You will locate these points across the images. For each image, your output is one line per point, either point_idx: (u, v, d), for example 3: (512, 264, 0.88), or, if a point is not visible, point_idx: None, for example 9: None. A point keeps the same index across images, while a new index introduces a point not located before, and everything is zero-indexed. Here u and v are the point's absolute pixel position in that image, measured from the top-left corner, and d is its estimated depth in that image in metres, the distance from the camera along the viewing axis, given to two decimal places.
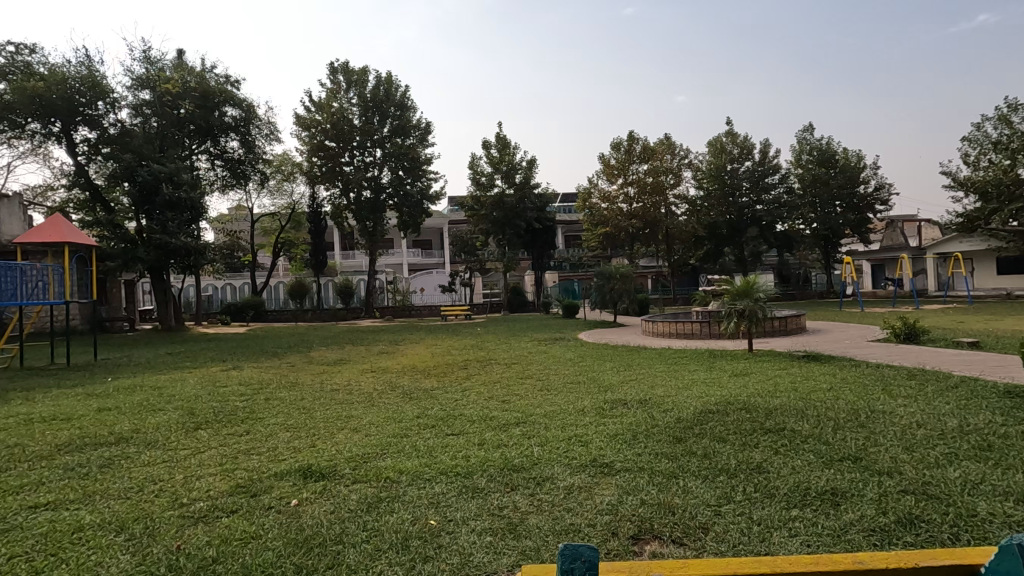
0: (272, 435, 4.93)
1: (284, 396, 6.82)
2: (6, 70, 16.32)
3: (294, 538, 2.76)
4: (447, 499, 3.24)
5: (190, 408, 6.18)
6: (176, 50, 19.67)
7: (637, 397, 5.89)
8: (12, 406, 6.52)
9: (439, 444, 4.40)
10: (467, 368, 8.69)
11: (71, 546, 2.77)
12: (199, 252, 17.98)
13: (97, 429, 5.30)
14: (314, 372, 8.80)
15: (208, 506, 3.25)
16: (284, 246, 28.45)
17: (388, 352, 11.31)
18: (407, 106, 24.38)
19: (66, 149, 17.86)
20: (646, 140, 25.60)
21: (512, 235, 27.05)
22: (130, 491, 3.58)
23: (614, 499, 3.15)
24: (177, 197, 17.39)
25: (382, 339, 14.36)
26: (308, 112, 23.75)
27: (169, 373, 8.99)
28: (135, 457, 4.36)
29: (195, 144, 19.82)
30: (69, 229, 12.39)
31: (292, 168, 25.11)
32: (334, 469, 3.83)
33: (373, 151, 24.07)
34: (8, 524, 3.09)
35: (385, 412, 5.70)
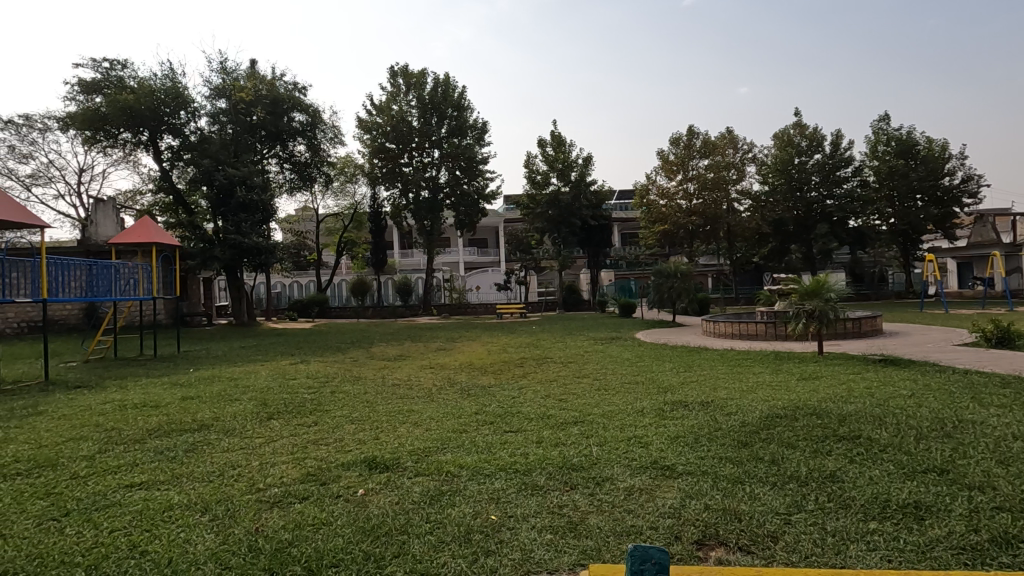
0: (339, 426, 5.14)
1: (349, 390, 7.08)
2: (102, 85, 17.80)
3: (363, 526, 2.87)
4: (507, 495, 3.27)
5: (263, 399, 6.55)
6: (249, 60, 20.83)
7: (699, 399, 5.73)
8: (108, 393, 7.13)
9: (499, 441, 4.46)
10: (523, 366, 8.72)
11: (161, 524, 3.00)
12: (270, 251, 18.93)
13: (181, 416, 5.71)
14: (376, 367, 9.08)
15: (282, 492, 3.44)
16: (347, 246, 29.54)
17: (446, 349, 11.53)
18: (464, 106, 24.72)
19: (152, 156, 19.26)
20: (706, 134, 24.87)
21: (567, 233, 26.92)
22: (212, 475, 3.84)
23: (676, 502, 3.08)
24: (250, 199, 18.46)
25: (439, 336, 14.65)
26: (369, 115, 24.58)
27: (243, 365, 9.55)
28: (215, 444, 4.66)
29: (266, 148, 20.87)
30: (155, 229, 13.35)
31: (355, 169, 26.02)
32: (398, 462, 3.95)
33: (431, 151, 24.58)
34: (108, 500, 3.39)
35: (444, 408, 5.81)
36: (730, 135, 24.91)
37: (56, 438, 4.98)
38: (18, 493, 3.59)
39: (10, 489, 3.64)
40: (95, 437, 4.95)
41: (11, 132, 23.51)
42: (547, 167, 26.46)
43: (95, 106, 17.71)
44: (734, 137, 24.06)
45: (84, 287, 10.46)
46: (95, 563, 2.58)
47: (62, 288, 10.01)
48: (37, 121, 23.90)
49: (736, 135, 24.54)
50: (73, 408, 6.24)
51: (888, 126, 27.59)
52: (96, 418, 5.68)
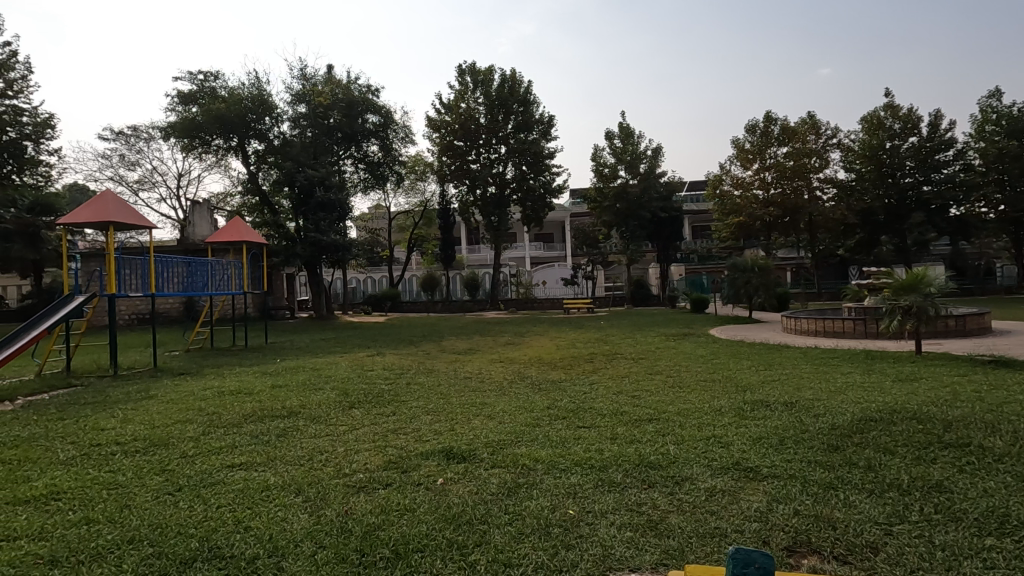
0: (416, 417, 5.31)
1: (423, 382, 7.30)
2: (197, 96, 19.26)
3: (445, 515, 2.96)
4: (584, 490, 3.27)
5: (344, 388, 6.89)
6: (326, 66, 21.87)
7: (782, 399, 5.46)
8: (207, 380, 7.77)
9: (572, 435, 4.45)
10: (593, 361, 8.67)
11: (261, 502, 3.23)
12: (346, 248, 19.84)
13: (272, 403, 6.11)
14: (448, 360, 9.33)
15: (367, 478, 3.60)
16: (418, 242, 30.45)
17: (515, 344, 11.59)
18: (530, 101, 24.75)
19: (241, 160, 20.61)
20: (785, 119, 23.60)
21: (635, 227, 26.30)
22: (303, 459, 4.08)
23: (763, 506, 2.95)
24: (328, 199, 19.46)
25: (508, 331, 14.75)
26: (439, 114, 25.10)
27: (326, 357, 10.09)
28: (303, 430, 4.96)
29: (342, 150, 21.80)
30: (245, 229, 14.27)
31: (425, 168, 26.73)
32: (474, 453, 4.04)
33: (497, 147, 24.76)
34: (215, 478, 3.70)
35: (517, 401, 5.87)
36: (812, 119, 23.55)
37: (167, 419, 5.48)
38: (139, 468, 3.99)
39: (132, 464, 4.05)
40: (199, 421, 5.39)
41: (122, 143, 25.99)
42: (614, 159, 26.01)
43: (192, 115, 19.18)
44: (815, 122, 22.82)
45: (183, 282, 11.34)
46: (207, 534, 2.82)
47: (164, 283, 10.91)
48: (142, 132, 26.25)
49: (818, 120, 23.17)
50: (180, 393, 6.86)
51: (997, 103, 25.05)
52: (199, 403, 6.21)
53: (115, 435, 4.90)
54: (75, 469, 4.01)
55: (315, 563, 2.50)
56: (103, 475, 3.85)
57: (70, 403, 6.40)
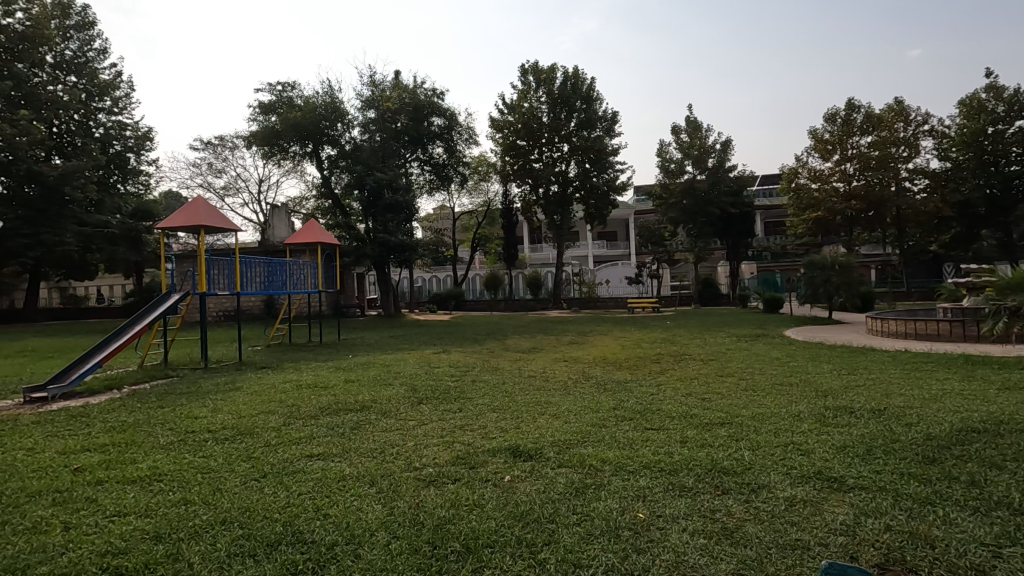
0: (482, 414, 5.38)
1: (488, 379, 7.40)
2: (276, 105, 20.39)
3: (513, 512, 2.98)
4: (654, 494, 3.19)
5: (412, 384, 7.09)
6: (394, 71, 22.56)
7: (869, 406, 5.10)
8: (285, 374, 8.23)
9: (640, 437, 4.36)
10: (660, 362, 8.47)
11: (338, 491, 3.39)
12: (413, 248, 20.44)
13: (345, 397, 6.38)
14: (512, 358, 9.40)
15: (436, 472, 3.69)
16: (481, 241, 30.86)
17: (578, 343, 11.51)
18: (593, 98, 24.49)
19: (315, 165, 21.64)
20: (869, 107, 22.08)
21: (703, 224, 25.39)
22: (375, 452, 4.24)
23: (849, 519, 2.77)
24: (396, 200, 20.09)
25: (571, 330, 14.64)
26: (502, 114, 25.26)
27: (394, 353, 10.43)
28: (375, 423, 5.16)
29: (409, 153, 22.42)
30: (320, 230, 14.97)
31: (488, 168, 27.05)
32: (540, 451, 4.05)
33: (560, 146, 24.64)
34: (295, 466, 3.92)
35: (581, 401, 5.82)
36: (899, 106, 21.97)
37: (251, 410, 5.86)
38: (228, 454, 4.29)
39: (223, 451, 4.36)
40: (280, 412, 5.73)
41: (210, 152, 28.01)
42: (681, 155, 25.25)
43: (272, 124, 20.35)
44: (904, 109, 21.33)
45: (264, 281, 12.04)
46: (289, 520, 2.98)
47: (248, 282, 11.64)
48: (228, 141, 28.17)
49: (907, 107, 21.57)
50: (263, 385, 7.31)
51: None
52: (279, 395, 6.59)
53: (207, 423, 5.29)
54: (173, 453, 4.37)
55: (389, 552, 2.59)
56: (198, 459, 4.16)
57: (168, 393, 6.97)
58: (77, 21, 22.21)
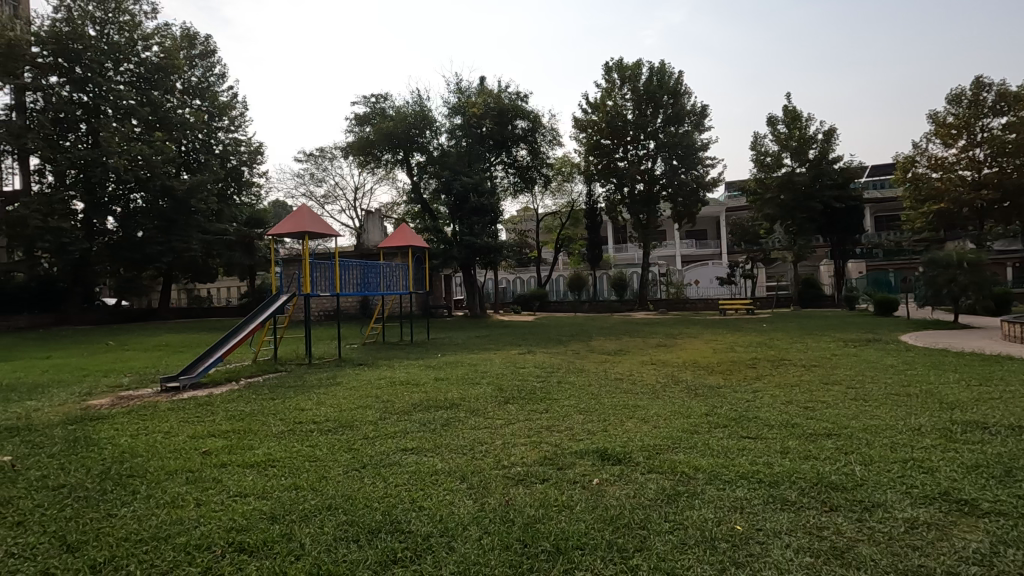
0: (568, 416, 5.37)
1: (574, 381, 7.37)
2: (370, 116, 21.55)
3: (603, 515, 2.96)
4: (752, 506, 3.03)
5: (499, 384, 7.21)
6: (479, 77, 23.09)
7: (1006, 422, 4.52)
8: (380, 371, 8.68)
9: (736, 446, 4.15)
10: (756, 367, 8.02)
11: (431, 485, 3.52)
12: (497, 250, 20.85)
13: (435, 394, 6.62)
14: (597, 360, 9.28)
15: (524, 471, 3.73)
16: (565, 243, 30.81)
17: (667, 346, 11.15)
18: (681, 92, 23.68)
19: (406, 172, 22.62)
20: (1003, 84, 19.57)
21: (803, 219, 23.71)
22: (465, 449, 4.36)
23: (984, 548, 2.48)
24: (482, 203, 20.62)
25: (659, 332, 14.24)
26: (585, 114, 25.03)
27: (480, 353, 10.68)
28: (464, 421, 5.30)
29: (494, 157, 22.86)
30: (411, 234, 15.64)
31: (571, 168, 26.91)
32: (629, 456, 3.97)
33: (646, 143, 24.00)
34: (391, 459, 4.12)
35: (671, 406, 5.64)
36: None
37: (350, 404, 6.25)
38: (331, 445, 4.60)
39: (325, 442, 4.68)
40: (376, 407, 6.04)
41: (312, 163, 30.15)
42: (778, 147, 23.69)
43: (366, 135, 21.50)
44: None
45: (359, 282, 12.75)
46: (387, 509, 3.15)
47: (346, 284, 12.41)
48: (328, 152, 30.17)
49: None
50: (360, 381, 7.78)
51: None
52: (374, 391, 6.95)
53: (312, 415, 5.70)
54: (284, 441, 4.75)
55: (482, 547, 2.66)
56: (305, 448, 4.50)
57: (278, 386, 7.60)
58: (201, 50, 24.78)
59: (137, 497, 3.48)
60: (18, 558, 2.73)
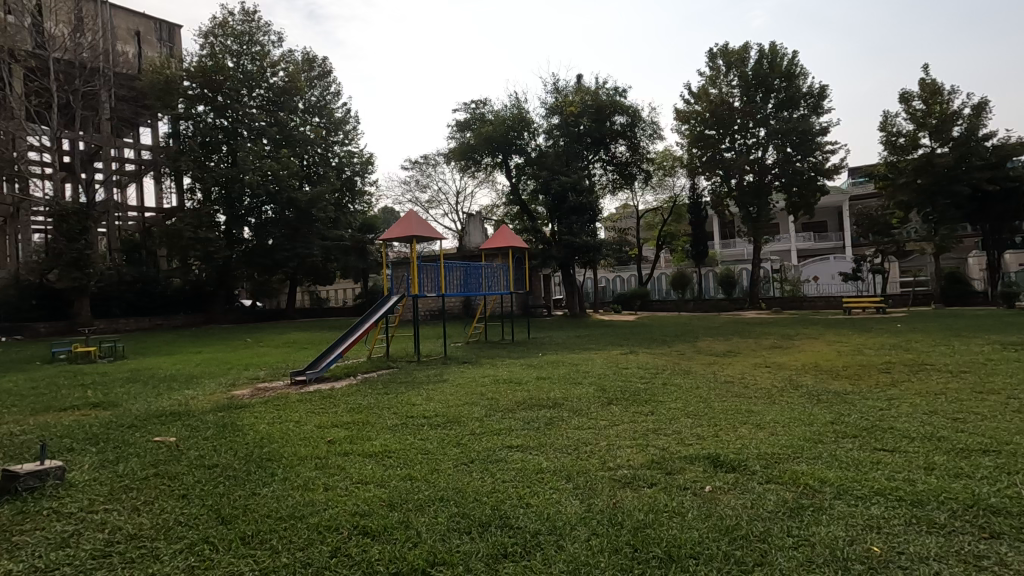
0: (675, 419, 5.18)
1: (680, 383, 7.09)
2: (470, 122, 22.21)
3: (717, 525, 2.82)
4: (891, 525, 2.74)
5: (602, 384, 7.12)
6: (577, 75, 22.95)
7: None
8: (483, 369, 8.92)
9: (869, 458, 3.77)
10: (890, 372, 7.22)
11: (537, 483, 3.57)
12: (596, 248, 20.63)
13: (539, 393, 6.70)
14: (705, 362, 8.86)
15: (631, 474, 3.65)
16: (667, 240, 29.74)
17: (782, 347, 10.38)
18: (795, 73, 21.95)
19: (505, 174, 23.06)
20: None
21: (946, 206, 20.94)
22: (569, 448, 4.36)
23: None
24: (581, 202, 20.56)
25: (774, 332, 13.29)
26: (687, 105, 23.92)
27: (581, 353, 10.62)
28: (567, 420, 5.31)
29: (592, 155, 22.61)
30: (511, 236, 15.88)
31: (673, 162, 25.84)
32: (744, 464, 3.75)
33: (756, 131, 22.50)
34: (498, 456, 4.23)
35: (790, 412, 5.24)
36: None
37: (457, 400, 6.50)
38: (441, 439, 4.82)
39: (436, 436, 4.90)
40: (481, 404, 6.23)
41: (417, 170, 31.72)
42: (913, 126, 21.17)
43: (467, 140, 22.16)
44: None
45: (463, 283, 13.20)
46: (496, 504, 3.24)
47: (450, 285, 12.90)
48: (431, 159, 31.59)
49: None
50: (466, 378, 8.07)
51: None
52: (479, 389, 7.17)
53: (423, 409, 6.02)
54: (398, 434, 5.05)
55: (591, 548, 2.66)
56: (418, 441, 4.76)
57: (392, 381, 8.09)
58: (319, 71, 26.95)
59: (276, 479, 3.87)
60: (185, 526, 3.14)
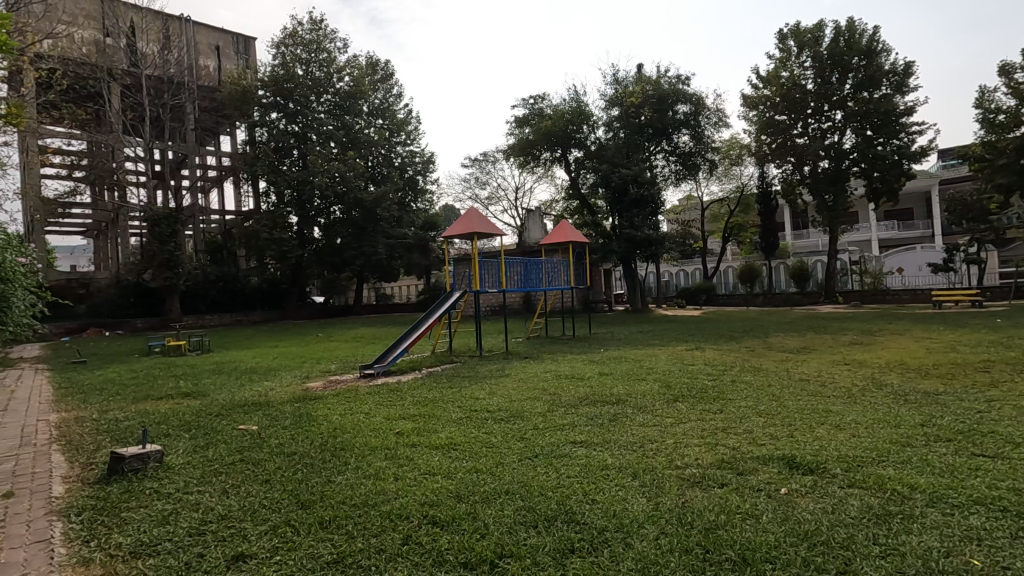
0: (746, 417, 4.98)
1: (751, 380, 6.81)
2: (529, 117, 22.20)
3: (794, 529, 2.70)
4: (995, 539, 2.51)
5: (667, 381, 6.95)
6: (637, 65, 22.45)
7: None
8: (545, 364, 8.94)
9: (968, 465, 3.47)
10: (989, 372, 6.61)
11: (602, 480, 3.54)
12: (659, 242, 20.14)
13: (602, 389, 6.62)
14: (777, 359, 8.47)
15: (700, 474, 3.55)
16: (734, 231, 28.60)
17: (864, 344, 9.74)
18: (876, 50, 20.45)
19: (564, 169, 22.90)
20: None
21: None
22: (634, 445, 4.30)
23: None
24: (642, 195, 20.12)
25: (853, 328, 12.48)
26: (756, 90, 22.82)
27: (644, 349, 10.41)
28: (632, 417, 5.23)
29: (653, 146, 22.04)
30: (571, 230, 15.76)
31: (740, 150, 24.75)
32: (823, 466, 3.56)
33: (832, 114, 21.18)
34: (561, 451, 4.23)
35: (873, 413, 4.91)
36: None
37: (520, 395, 6.54)
38: (504, 433, 4.87)
39: (499, 429, 4.96)
40: (543, 399, 6.24)
41: (477, 168, 32.09)
42: (1015, 101, 19.18)
43: (526, 136, 22.15)
44: None
45: (523, 278, 13.26)
46: (561, 499, 3.23)
47: (511, 280, 12.98)
48: (490, 156, 31.86)
49: None
50: (527, 373, 8.11)
51: None
52: (542, 384, 7.18)
53: (487, 404, 6.12)
54: (463, 427, 5.15)
55: (660, 546, 2.62)
56: (481, 435, 4.84)
57: (455, 376, 8.25)
58: (382, 75, 27.76)
59: (349, 467, 4.06)
60: (268, 509, 3.34)
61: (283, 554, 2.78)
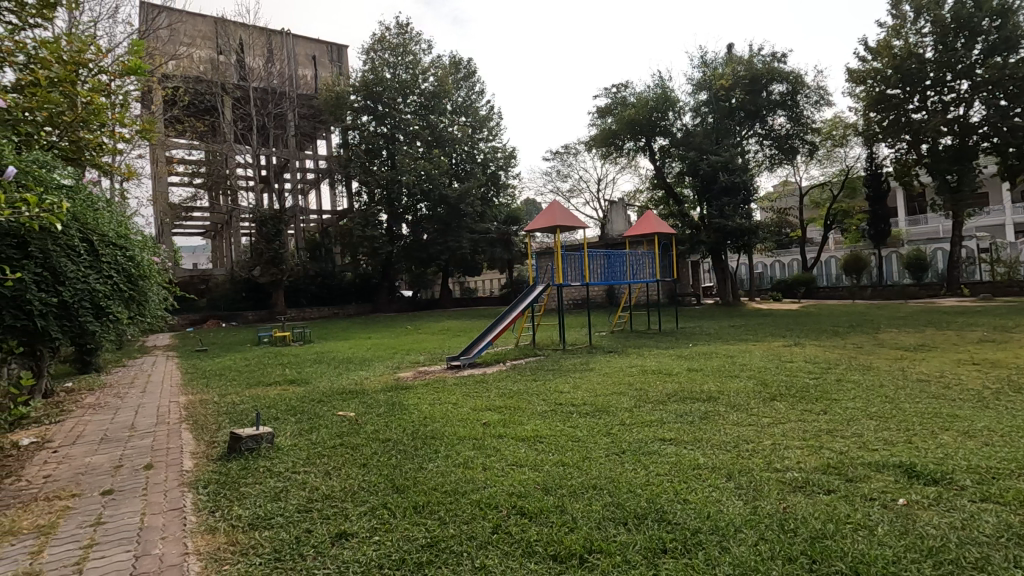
0: (855, 420, 4.60)
1: (859, 379, 6.27)
2: (611, 107, 21.76)
3: (915, 543, 2.46)
4: None
5: (762, 378, 6.57)
6: (727, 46, 21.30)
7: None
8: (631, 359, 8.77)
9: None
10: None
11: (694, 479, 3.41)
12: (752, 232, 19.05)
13: (691, 385, 6.38)
14: (890, 356, 7.72)
15: (803, 478, 3.32)
16: (838, 218, 26.43)
17: (997, 342, 8.64)
18: (1013, 8, 17.88)
19: (649, 158, 22.22)
20: None
21: None
22: (729, 445, 4.10)
23: None
24: (733, 182, 19.08)
25: (982, 324, 11.12)
26: (864, 63, 20.89)
27: (737, 344, 9.90)
28: (725, 415, 5.00)
29: (745, 130, 20.84)
30: (656, 221, 15.29)
31: (845, 130, 22.78)
32: (950, 477, 3.20)
33: (957, 84, 18.89)
34: (650, 448, 4.12)
35: (1011, 420, 4.34)
36: None
37: (605, 390, 6.45)
38: (590, 427, 4.83)
39: (585, 424, 4.93)
40: (629, 394, 6.11)
41: (559, 161, 31.95)
42: None
43: (608, 126, 21.71)
44: None
45: (606, 271, 13.05)
46: (652, 497, 3.16)
47: (594, 273, 12.82)
48: (572, 148, 31.57)
49: None
50: (612, 368, 8.00)
51: None
52: (627, 379, 7.03)
53: (571, 397, 6.08)
54: (548, 420, 5.16)
55: (759, 552, 2.48)
56: (567, 428, 4.83)
57: (539, 369, 8.29)
58: (465, 73, 28.32)
59: (439, 455, 4.20)
60: (366, 491, 3.54)
61: (383, 535, 2.94)
